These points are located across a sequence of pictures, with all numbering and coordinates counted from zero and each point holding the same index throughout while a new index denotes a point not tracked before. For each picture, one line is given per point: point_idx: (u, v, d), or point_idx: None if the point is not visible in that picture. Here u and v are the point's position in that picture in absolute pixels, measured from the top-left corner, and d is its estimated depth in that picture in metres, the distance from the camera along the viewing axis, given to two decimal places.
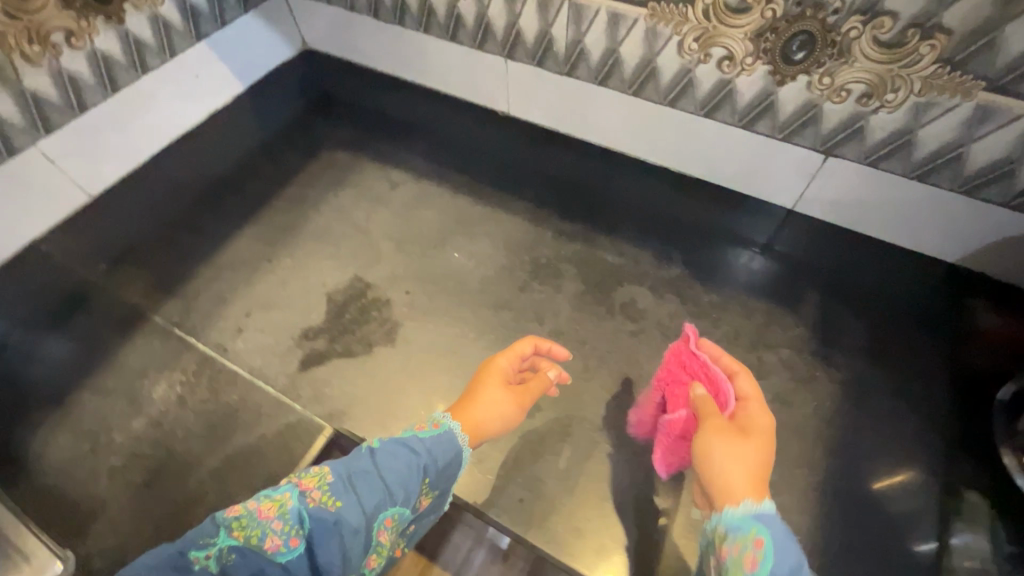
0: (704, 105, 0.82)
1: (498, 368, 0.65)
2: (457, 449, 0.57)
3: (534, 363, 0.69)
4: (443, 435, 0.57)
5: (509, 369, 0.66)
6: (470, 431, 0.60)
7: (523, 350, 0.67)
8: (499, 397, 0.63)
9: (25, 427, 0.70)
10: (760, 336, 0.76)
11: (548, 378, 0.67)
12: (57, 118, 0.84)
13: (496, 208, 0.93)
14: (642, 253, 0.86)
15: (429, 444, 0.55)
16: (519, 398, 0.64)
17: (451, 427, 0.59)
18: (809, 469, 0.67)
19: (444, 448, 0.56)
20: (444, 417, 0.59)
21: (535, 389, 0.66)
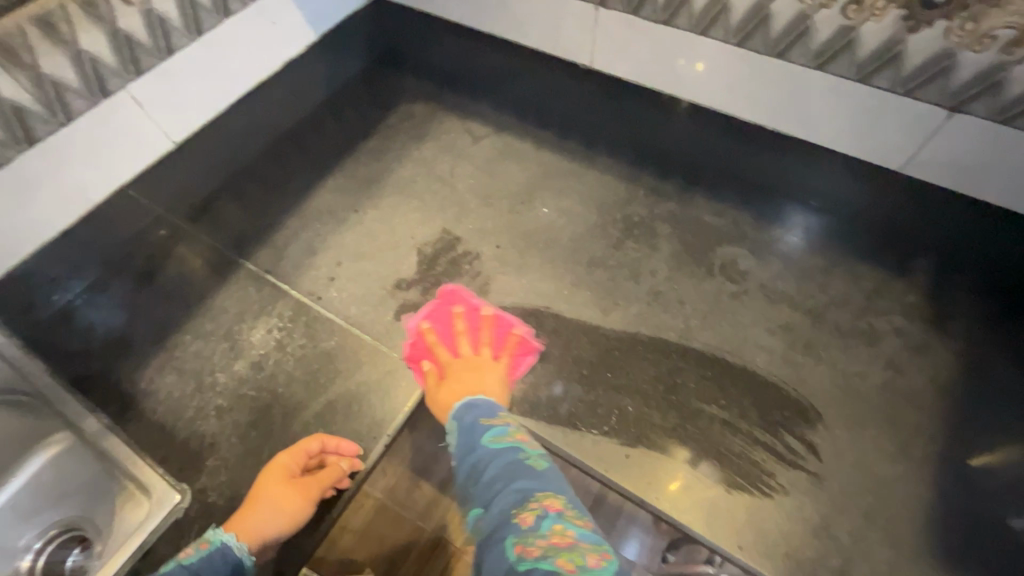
0: (817, 56, 0.76)
1: (280, 467, 0.61)
2: (236, 562, 0.53)
3: (322, 460, 0.63)
4: (213, 554, 0.52)
5: (293, 466, 0.61)
6: (247, 541, 0.55)
7: (308, 446, 0.62)
8: (278, 499, 0.58)
9: (132, 366, 0.71)
10: (870, 302, 0.73)
11: (339, 468, 0.62)
12: (146, 60, 0.81)
13: (583, 164, 0.90)
14: (741, 213, 0.82)
15: (195, 570, 0.50)
16: (302, 493, 0.60)
17: (225, 540, 0.54)
18: (927, 437, 0.64)
19: (218, 567, 0.52)
20: (214, 532, 0.54)
21: (325, 479, 0.61)
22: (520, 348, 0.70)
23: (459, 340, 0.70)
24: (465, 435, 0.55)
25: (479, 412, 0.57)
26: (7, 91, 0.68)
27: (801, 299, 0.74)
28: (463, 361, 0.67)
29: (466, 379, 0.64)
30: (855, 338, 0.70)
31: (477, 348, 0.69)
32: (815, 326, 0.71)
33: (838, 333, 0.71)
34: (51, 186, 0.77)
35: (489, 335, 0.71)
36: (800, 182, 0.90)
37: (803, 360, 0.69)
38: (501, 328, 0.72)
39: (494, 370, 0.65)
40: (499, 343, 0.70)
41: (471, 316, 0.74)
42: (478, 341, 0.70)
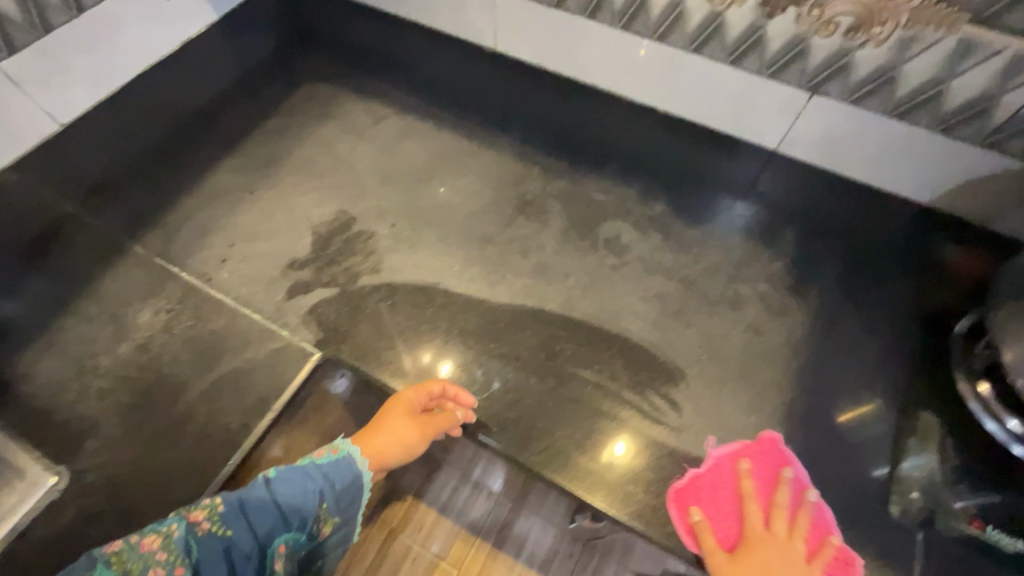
0: (692, 40, 0.79)
1: (405, 401, 0.66)
2: (356, 474, 0.62)
3: (442, 404, 0.67)
4: (340, 461, 0.62)
5: (416, 403, 0.66)
6: (369, 459, 0.64)
7: (431, 389, 0.66)
8: (397, 427, 0.65)
9: (9, 352, 0.70)
10: (738, 271, 0.79)
11: (453, 417, 0.65)
12: (20, 37, 0.77)
13: (482, 144, 0.92)
14: (627, 190, 0.86)
15: (324, 471, 0.61)
16: (419, 431, 0.65)
17: (352, 451, 0.63)
18: (778, 392, 0.70)
19: (342, 474, 0.61)
20: (344, 442, 0.64)
21: (440, 424, 0.65)
22: (837, 560, 0.59)
23: (768, 506, 0.61)
24: None
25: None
26: None
27: (677, 270, 0.79)
28: (766, 535, 0.59)
29: (769, 563, 0.56)
30: (722, 304, 0.76)
31: (792, 527, 0.60)
32: (686, 294, 0.77)
33: (707, 300, 0.76)
34: None
35: (811, 524, 0.61)
36: (728, 176, 0.89)
37: (672, 325, 0.74)
38: (826, 526, 0.61)
39: (808, 574, 0.57)
40: (813, 540, 0.60)
41: (795, 488, 0.63)
42: (797, 521, 0.60)
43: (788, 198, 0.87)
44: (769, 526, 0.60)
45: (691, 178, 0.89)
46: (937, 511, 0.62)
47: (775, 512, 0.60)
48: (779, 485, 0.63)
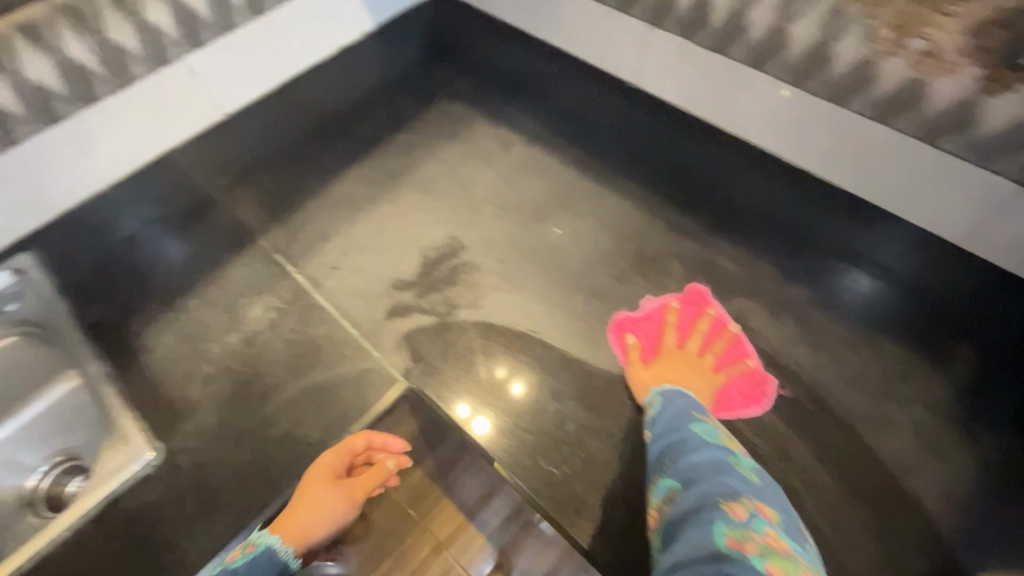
0: (879, 106, 0.68)
1: (326, 468, 0.62)
2: (280, 565, 0.57)
3: (368, 457, 0.65)
4: (258, 557, 0.57)
5: (339, 467, 0.63)
6: (293, 544, 0.59)
7: (354, 446, 0.64)
8: (325, 500, 0.61)
9: (140, 322, 0.76)
10: (891, 387, 0.66)
11: (385, 468, 0.66)
12: (206, 35, 0.85)
13: (607, 188, 0.86)
14: (764, 265, 0.76)
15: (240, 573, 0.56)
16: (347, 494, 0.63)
17: (271, 543, 0.58)
18: (925, 550, 0.58)
19: (263, 569, 0.56)
20: (259, 536, 0.58)
21: (371, 479, 0.65)
22: (752, 376, 0.68)
23: (689, 335, 0.72)
24: (674, 419, 0.60)
25: (685, 404, 0.62)
26: (75, 52, 0.73)
27: (812, 371, 0.67)
28: (678, 355, 0.71)
29: (675, 372, 0.68)
30: (863, 424, 0.64)
31: (704, 351, 0.71)
32: (817, 402, 0.65)
33: (845, 414, 0.64)
34: (106, 143, 0.85)
35: (725, 347, 0.70)
36: (884, 264, 0.77)
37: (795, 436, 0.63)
38: (743, 350, 0.70)
39: (709, 378, 0.68)
40: (726, 359, 0.69)
41: (717, 321, 0.72)
42: (710, 344, 0.71)
43: (955, 304, 0.73)
44: (684, 346, 0.71)
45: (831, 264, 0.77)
46: None
47: (691, 336, 0.71)
48: (700, 319, 0.73)
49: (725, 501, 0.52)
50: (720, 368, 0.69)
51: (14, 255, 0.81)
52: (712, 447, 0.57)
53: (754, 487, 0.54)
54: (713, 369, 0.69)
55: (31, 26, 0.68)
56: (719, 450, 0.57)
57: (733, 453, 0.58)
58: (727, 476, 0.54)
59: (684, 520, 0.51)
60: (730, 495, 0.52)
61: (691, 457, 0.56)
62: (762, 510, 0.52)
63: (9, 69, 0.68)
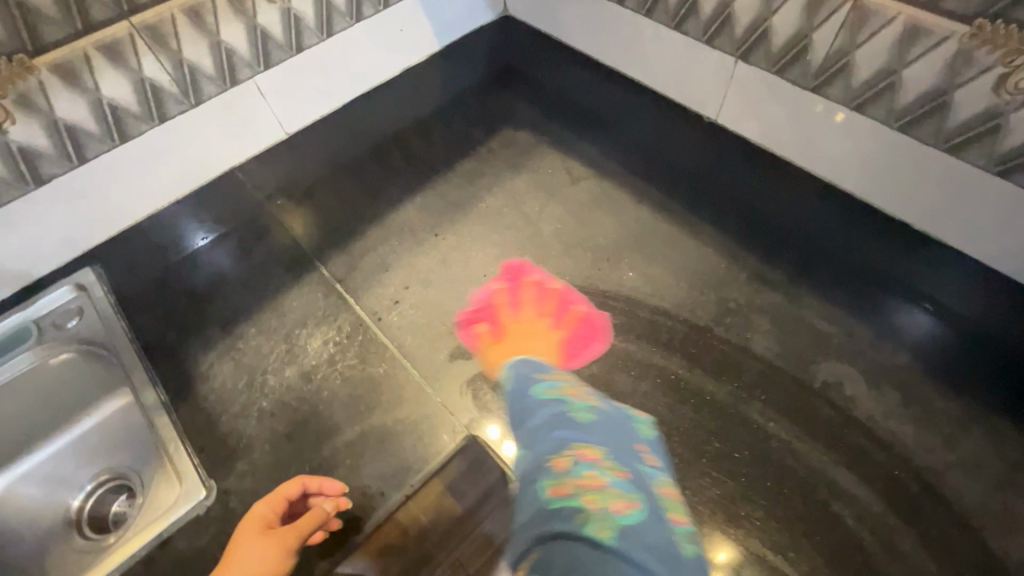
0: (1002, 161, 0.63)
1: (258, 519, 0.56)
2: None
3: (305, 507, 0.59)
4: None
5: (270, 517, 0.57)
6: None
7: (286, 491, 0.58)
8: (254, 553, 0.53)
9: (197, 347, 0.74)
10: (1010, 475, 0.59)
11: (321, 511, 0.57)
12: (277, 55, 0.87)
13: (683, 230, 0.81)
14: (858, 324, 0.70)
15: None
16: (278, 542, 0.54)
17: None
18: None
19: None
20: None
21: (305, 522, 0.55)
22: (576, 323, 0.73)
23: (522, 306, 0.76)
24: (520, 385, 0.64)
25: (533, 366, 0.66)
26: (150, 70, 0.76)
27: (919, 451, 0.61)
28: (525, 327, 0.75)
29: (527, 345, 0.73)
30: (981, 518, 0.57)
31: (542, 316, 0.76)
32: (926, 490, 0.58)
33: (958, 504, 0.58)
34: (175, 158, 0.85)
35: (552, 305, 0.76)
36: (994, 334, 0.68)
37: (900, 527, 0.57)
38: (566, 301, 0.76)
39: (552, 340, 0.73)
40: (563, 316, 0.74)
41: (541, 287, 0.77)
42: (544, 309, 0.76)
43: None
44: (518, 316, 0.76)
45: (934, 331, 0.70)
46: None
47: (524, 305, 0.77)
48: (525, 282, 0.78)
49: (555, 455, 0.54)
50: (562, 326, 0.74)
51: (77, 269, 0.82)
52: (548, 403, 0.61)
53: (582, 430, 0.56)
54: (556, 330, 0.74)
55: (111, 46, 0.71)
56: (558, 403, 0.61)
57: (569, 402, 0.61)
58: (558, 429, 0.56)
59: (521, 483, 0.55)
60: (560, 447, 0.54)
61: (533, 421, 0.60)
62: (588, 453, 0.53)
63: (87, 88, 0.72)
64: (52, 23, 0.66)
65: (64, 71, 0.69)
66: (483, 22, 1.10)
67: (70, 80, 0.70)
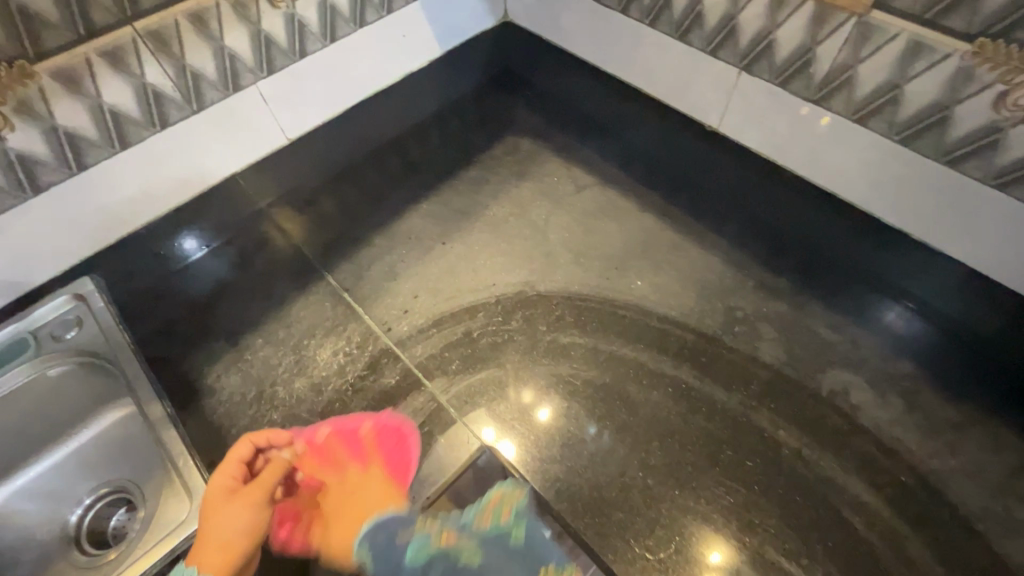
0: (1000, 174, 0.66)
1: (217, 488, 0.54)
2: None
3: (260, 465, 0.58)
4: None
5: (231, 479, 0.55)
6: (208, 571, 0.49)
7: (239, 455, 0.57)
8: (229, 515, 0.52)
9: (203, 359, 0.73)
10: (1011, 480, 0.61)
11: (282, 460, 0.58)
12: (279, 60, 0.86)
13: (688, 239, 0.82)
14: (863, 333, 0.72)
15: None
16: (251, 500, 0.53)
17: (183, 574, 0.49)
18: None
19: None
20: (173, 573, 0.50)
21: (269, 476, 0.56)
22: (382, 443, 0.64)
23: (314, 471, 0.60)
24: (385, 554, 0.51)
25: (393, 529, 0.53)
26: (152, 76, 0.75)
27: (923, 456, 0.62)
28: (336, 487, 0.59)
29: (355, 503, 0.56)
30: (985, 523, 0.59)
31: (340, 466, 0.61)
32: (932, 497, 0.60)
33: (963, 509, 0.59)
34: (176, 164, 0.83)
35: (344, 449, 0.63)
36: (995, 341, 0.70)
37: (907, 532, 0.58)
38: (352, 431, 0.65)
39: (379, 473, 0.60)
40: (361, 449, 0.63)
41: (309, 445, 0.63)
42: (333, 457, 0.62)
43: None
44: (321, 478, 0.60)
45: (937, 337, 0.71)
46: None
47: (317, 465, 0.61)
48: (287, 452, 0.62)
49: None
50: (374, 457, 0.62)
51: (76, 279, 0.79)
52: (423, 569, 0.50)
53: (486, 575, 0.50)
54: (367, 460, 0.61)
55: (113, 51, 0.70)
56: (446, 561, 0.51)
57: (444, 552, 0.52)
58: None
59: None
60: None
61: None
62: None
63: (87, 94, 0.71)
64: (53, 28, 0.64)
65: (65, 77, 0.68)
66: (483, 28, 1.11)
67: (71, 86, 0.69)
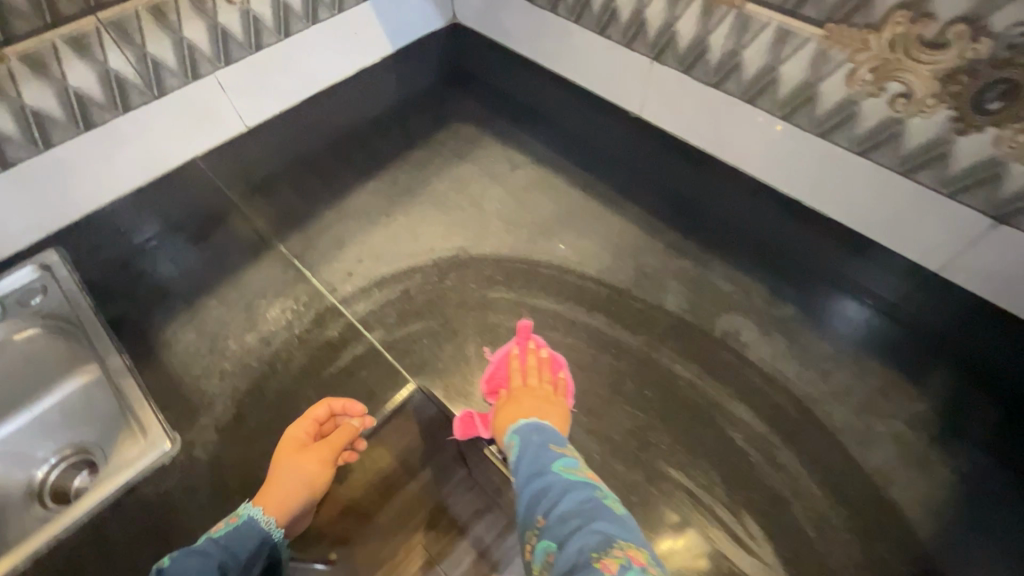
0: (862, 142, 0.76)
1: (293, 441, 0.66)
2: (262, 537, 0.59)
3: (334, 423, 0.69)
4: (241, 526, 0.59)
5: (304, 437, 0.67)
6: (274, 515, 0.60)
7: (316, 415, 0.68)
8: (297, 468, 0.63)
9: (161, 318, 0.80)
10: (872, 401, 0.70)
11: (351, 427, 0.68)
12: (236, 52, 0.94)
13: (609, 208, 0.91)
14: (756, 284, 0.81)
15: (241, 530, 0.58)
16: (317, 459, 0.64)
17: (253, 513, 0.60)
18: (902, 552, 0.60)
19: (246, 538, 0.58)
20: (244, 508, 0.61)
21: (337, 441, 0.66)
22: (563, 391, 0.70)
23: (527, 373, 0.71)
24: (536, 458, 0.61)
25: (544, 438, 0.64)
26: (114, 62, 0.81)
27: (799, 384, 0.71)
28: (524, 392, 0.69)
29: (524, 407, 0.67)
30: (848, 436, 0.67)
31: (540, 381, 0.70)
32: (804, 416, 0.68)
33: (829, 426, 0.68)
34: (138, 146, 0.91)
35: (548, 372, 0.72)
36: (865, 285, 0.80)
37: (780, 445, 0.66)
38: (559, 365, 0.73)
39: (555, 406, 0.68)
40: (553, 381, 0.71)
41: (538, 354, 0.73)
42: (539, 373, 0.71)
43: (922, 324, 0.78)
44: (523, 381, 0.71)
45: (815, 283, 0.81)
46: None
47: (530, 371, 0.71)
48: (524, 348, 0.74)
49: (599, 552, 0.51)
50: (559, 394, 0.70)
51: (42, 251, 0.84)
52: (576, 486, 0.59)
53: (615, 518, 0.56)
54: (552, 393, 0.70)
55: (79, 38, 0.77)
56: (585, 487, 0.59)
57: (595, 486, 0.59)
58: (596, 521, 0.54)
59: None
60: (602, 542, 0.52)
61: (560, 506, 0.57)
62: (635, 555, 0.51)
63: (54, 78, 0.77)
64: (23, 17, 0.71)
65: (33, 61, 0.74)
66: (433, 29, 1.21)
67: (38, 70, 0.75)
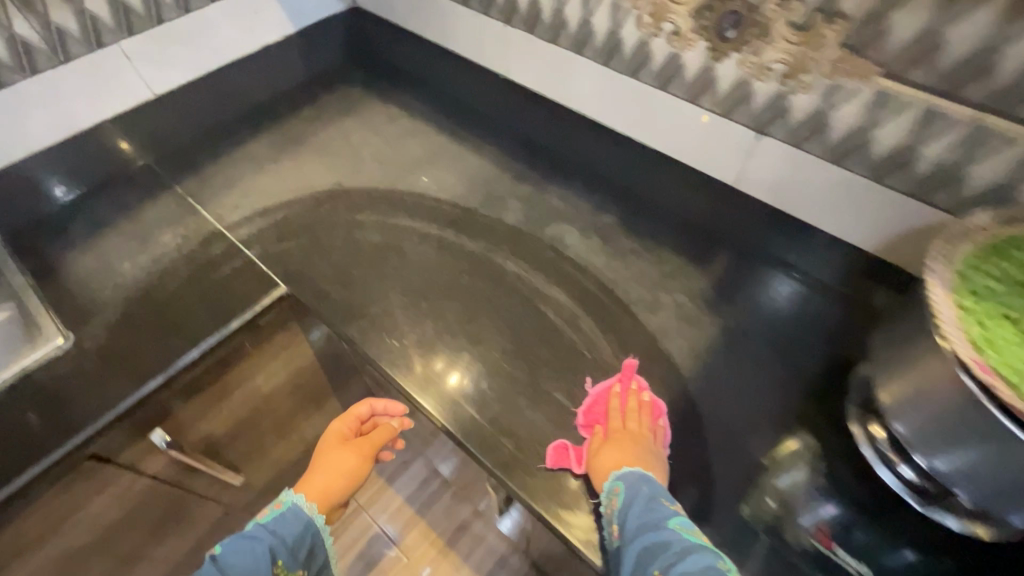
0: (659, 77, 0.92)
1: (336, 434, 0.83)
2: (305, 519, 0.74)
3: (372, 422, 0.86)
4: (286, 512, 0.73)
5: (346, 431, 0.84)
6: (316, 502, 0.76)
7: (359, 412, 0.85)
8: (340, 456, 0.80)
9: (64, 247, 0.91)
10: (662, 281, 0.85)
11: (391, 426, 0.86)
12: (138, 25, 1.05)
13: (470, 150, 1.06)
14: (584, 201, 0.96)
15: (283, 517, 0.73)
16: (357, 451, 0.82)
17: (296, 501, 0.75)
18: (666, 384, 0.75)
19: (292, 522, 0.73)
20: (286, 496, 0.75)
21: (376, 439, 0.84)
22: (659, 437, 0.69)
23: (628, 416, 0.70)
24: (648, 512, 0.60)
25: (648, 488, 0.62)
26: (20, 28, 0.92)
27: (606, 271, 0.86)
28: (624, 435, 0.68)
29: (630, 451, 0.66)
30: (638, 306, 0.82)
31: (638, 424, 0.69)
32: (606, 294, 0.83)
33: (624, 299, 0.82)
34: (48, 108, 1.01)
35: (643, 412, 0.70)
36: (671, 199, 0.96)
37: (582, 315, 0.81)
38: (659, 411, 0.71)
39: (655, 451, 0.67)
40: (650, 425, 0.69)
41: (638, 398, 0.72)
42: (638, 417, 0.70)
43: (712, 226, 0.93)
44: (622, 422, 0.69)
45: (631, 200, 0.98)
46: (787, 520, 0.63)
47: (631, 413, 0.70)
48: (624, 390, 0.73)
49: None
50: (659, 440, 0.68)
51: None
52: (693, 548, 0.56)
53: None
54: (651, 437, 0.68)
55: None
56: (706, 553, 0.56)
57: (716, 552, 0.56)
58: None
59: None
60: None
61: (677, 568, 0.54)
62: None
63: None
64: None
65: None
66: (333, 11, 1.32)
67: None
